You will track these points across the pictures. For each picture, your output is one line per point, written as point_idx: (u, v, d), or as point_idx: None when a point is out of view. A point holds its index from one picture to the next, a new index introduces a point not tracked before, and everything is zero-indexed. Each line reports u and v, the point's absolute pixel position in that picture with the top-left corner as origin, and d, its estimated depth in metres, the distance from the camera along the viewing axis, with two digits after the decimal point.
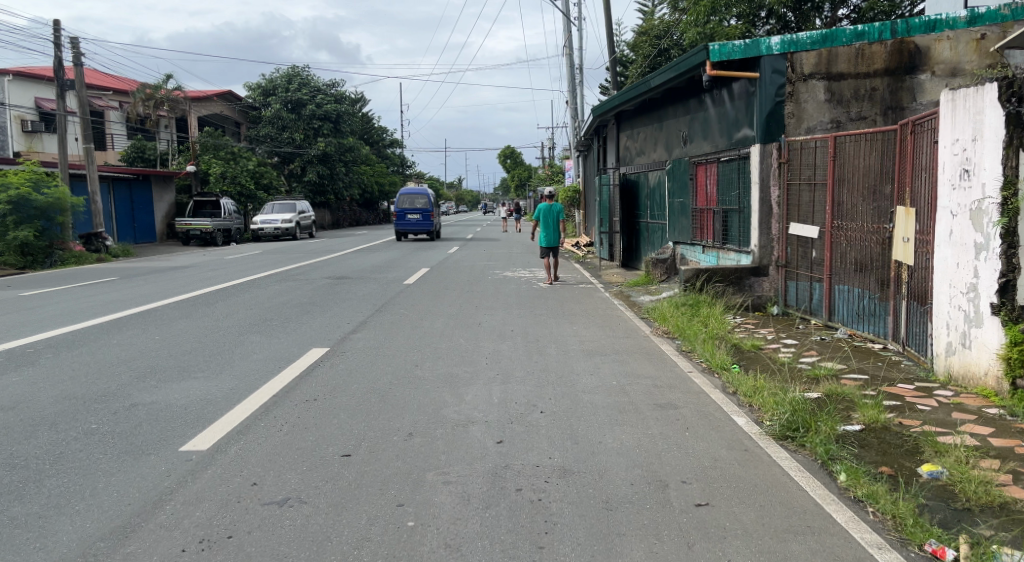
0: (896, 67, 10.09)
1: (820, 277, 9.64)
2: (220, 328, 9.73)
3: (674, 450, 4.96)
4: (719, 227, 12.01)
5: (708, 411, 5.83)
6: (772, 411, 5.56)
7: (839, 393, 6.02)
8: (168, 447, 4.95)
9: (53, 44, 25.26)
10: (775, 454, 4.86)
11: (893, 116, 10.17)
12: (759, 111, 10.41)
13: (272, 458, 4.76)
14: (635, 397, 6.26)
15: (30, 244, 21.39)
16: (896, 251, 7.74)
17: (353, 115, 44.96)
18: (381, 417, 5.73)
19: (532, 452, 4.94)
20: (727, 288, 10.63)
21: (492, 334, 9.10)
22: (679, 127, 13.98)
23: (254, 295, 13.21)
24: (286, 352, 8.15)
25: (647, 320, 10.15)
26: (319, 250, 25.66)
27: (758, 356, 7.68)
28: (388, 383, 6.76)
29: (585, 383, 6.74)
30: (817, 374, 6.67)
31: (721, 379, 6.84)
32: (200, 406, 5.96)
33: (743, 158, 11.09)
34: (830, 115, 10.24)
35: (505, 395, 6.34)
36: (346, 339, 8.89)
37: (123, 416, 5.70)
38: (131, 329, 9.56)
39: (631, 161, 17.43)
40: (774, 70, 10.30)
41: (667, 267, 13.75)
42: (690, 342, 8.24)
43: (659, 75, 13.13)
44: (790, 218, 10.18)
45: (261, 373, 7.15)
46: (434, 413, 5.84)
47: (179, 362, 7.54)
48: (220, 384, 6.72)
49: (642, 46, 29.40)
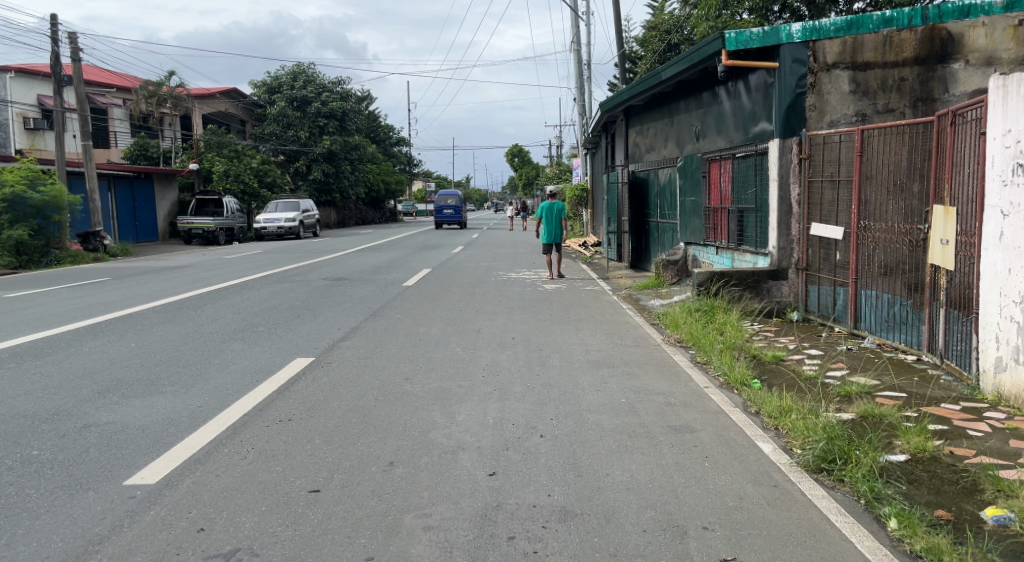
0: (926, 55, 9.39)
1: (844, 281, 8.97)
2: (202, 335, 9.11)
3: (693, 486, 4.32)
4: (734, 227, 11.34)
5: (729, 436, 5.17)
6: (804, 437, 4.89)
7: (873, 414, 5.36)
8: (110, 480, 4.32)
9: (51, 40, 24.78)
10: (810, 492, 4.19)
11: (923, 108, 9.47)
12: (779, 103, 9.70)
13: (229, 495, 4.13)
14: (646, 418, 5.61)
15: (26, 243, 20.85)
16: (932, 254, 7.07)
17: (358, 113, 44.42)
18: (360, 442, 5.08)
19: (529, 488, 4.28)
20: (744, 293, 9.95)
21: (491, 342, 8.44)
22: (691, 123, 13.30)
23: (246, 297, 12.61)
24: (268, 363, 7.51)
25: (658, 327, 9.48)
26: (321, 249, 25.12)
27: (781, 369, 7.02)
28: (374, 400, 6.11)
29: (591, 401, 6.07)
30: (850, 391, 6.00)
31: (742, 396, 6.17)
32: (160, 428, 5.32)
33: (760, 154, 10.41)
34: (855, 108, 9.54)
35: (502, 415, 5.68)
36: (335, 347, 8.24)
37: (71, 440, 5.07)
38: (107, 336, 8.94)
39: (641, 157, 16.78)
40: (794, 59, 9.61)
41: (679, 269, 13.08)
42: (706, 353, 7.58)
43: (670, 66, 12.44)
44: (812, 217, 9.52)
45: (236, 388, 6.51)
46: (420, 436, 5.20)
47: (148, 375, 6.92)
48: (188, 400, 6.08)
49: (651, 40, 28.72)
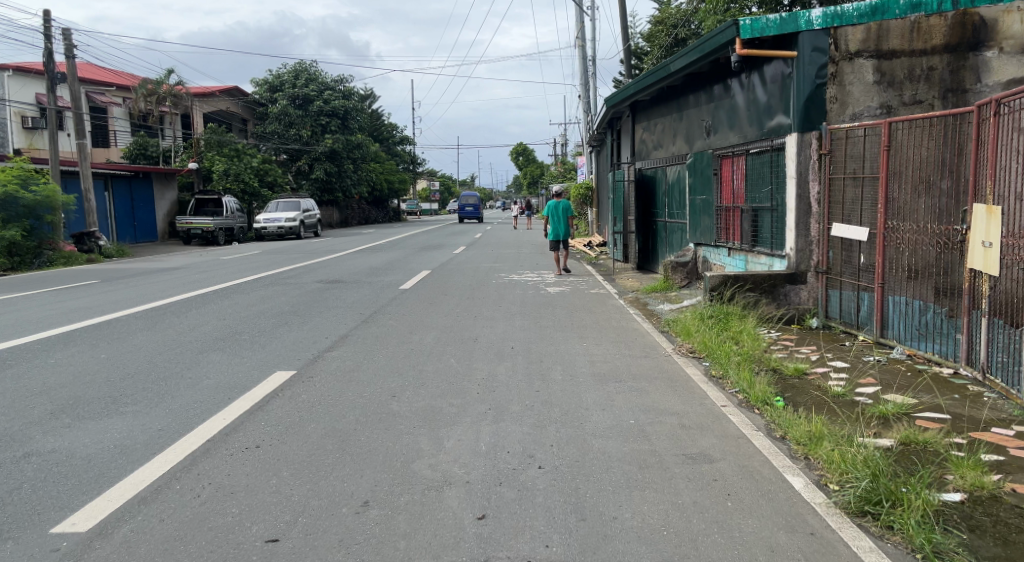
0: (957, 43, 8.68)
1: (869, 286, 8.31)
2: (179, 344, 8.48)
3: (714, 533, 3.73)
4: (748, 228, 10.70)
5: (752, 467, 4.55)
6: (841, 470, 4.26)
7: (916, 441, 4.73)
8: (34, 527, 3.73)
9: (44, 36, 24.24)
10: (856, 544, 3.60)
11: (953, 99, 8.78)
12: (797, 96, 9.08)
13: (169, 548, 3.54)
14: (657, 444, 4.99)
15: (18, 244, 20.25)
16: (972, 257, 6.41)
17: (360, 112, 43.88)
18: (333, 475, 4.48)
19: (523, 538, 3.71)
20: (760, 299, 9.30)
21: (488, 353, 7.81)
22: (701, 117, 12.66)
23: (234, 301, 11.95)
24: (243, 377, 6.89)
25: (667, 336, 8.82)
26: (320, 249, 24.51)
27: (804, 385, 6.39)
28: (354, 422, 5.49)
29: (596, 423, 5.43)
30: (885, 412, 5.36)
31: (764, 418, 5.56)
32: (109, 458, 4.71)
33: (776, 150, 9.77)
34: (880, 99, 8.87)
35: (496, 441, 5.05)
36: (319, 359, 7.60)
37: (5, 473, 4.46)
38: (78, 345, 8.32)
39: (647, 155, 16.15)
40: (814, 48, 8.94)
41: (689, 272, 12.42)
42: (722, 366, 6.95)
43: (680, 58, 11.83)
44: (833, 216, 8.88)
45: (203, 407, 5.88)
46: (401, 468, 4.58)
47: (111, 392, 6.30)
48: (147, 423, 5.45)
49: (658, 35, 28.15)
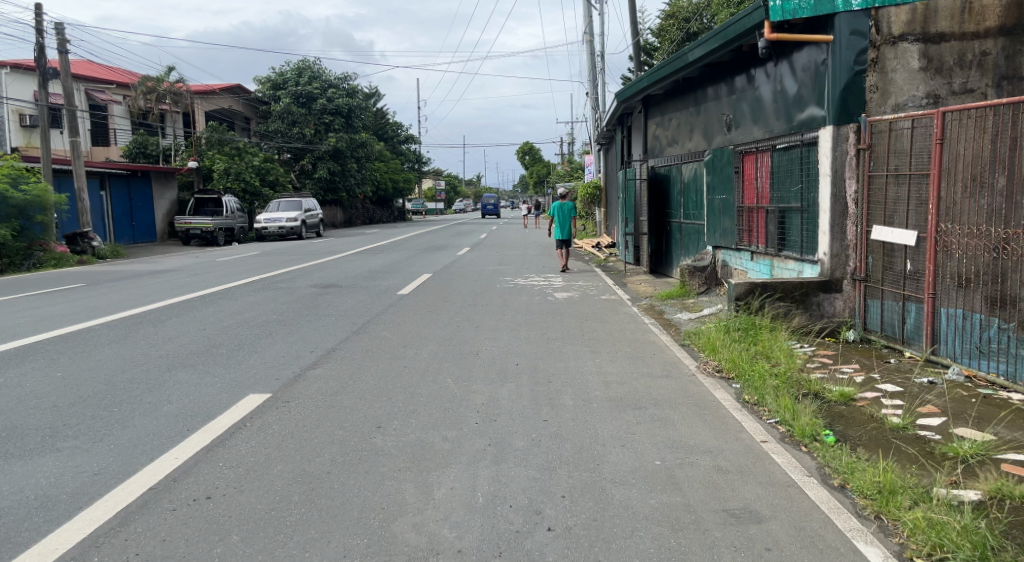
0: (1014, 25, 7.65)
1: (916, 296, 7.40)
2: (148, 360, 7.62)
3: None
4: (774, 230, 9.81)
5: (814, 531, 3.68)
6: (932, 544, 3.45)
7: (1010, 494, 3.87)
8: None
9: (36, 31, 23.49)
10: None
11: (1009, 88, 7.78)
12: (833, 84, 8.21)
13: None
14: (691, 496, 4.11)
15: (6, 244, 19.43)
16: None
17: (365, 110, 42.48)
18: (294, 540, 3.64)
19: None
20: (790, 310, 8.42)
21: (490, 371, 6.95)
22: (721, 110, 11.77)
23: (219, 308, 11.10)
24: (210, 402, 6.04)
25: (690, 351, 7.92)
26: (322, 250, 23.72)
27: (855, 414, 5.51)
28: (328, 463, 4.62)
29: (615, 465, 4.56)
30: (961, 453, 4.48)
31: (814, 458, 4.67)
32: (23, 514, 3.89)
33: (808, 145, 8.88)
34: (925, 88, 7.92)
35: (496, 490, 4.18)
36: (299, 380, 6.72)
37: None
38: (35, 361, 7.46)
39: (661, 152, 15.26)
40: (852, 31, 8.10)
41: (707, 277, 11.55)
42: (755, 390, 6.05)
43: (698, 47, 10.93)
44: (873, 218, 8.00)
45: (155, 442, 5.04)
46: (377, 531, 3.72)
47: (55, 421, 5.46)
48: (84, 464, 4.61)
49: (669, 29, 27.24)
